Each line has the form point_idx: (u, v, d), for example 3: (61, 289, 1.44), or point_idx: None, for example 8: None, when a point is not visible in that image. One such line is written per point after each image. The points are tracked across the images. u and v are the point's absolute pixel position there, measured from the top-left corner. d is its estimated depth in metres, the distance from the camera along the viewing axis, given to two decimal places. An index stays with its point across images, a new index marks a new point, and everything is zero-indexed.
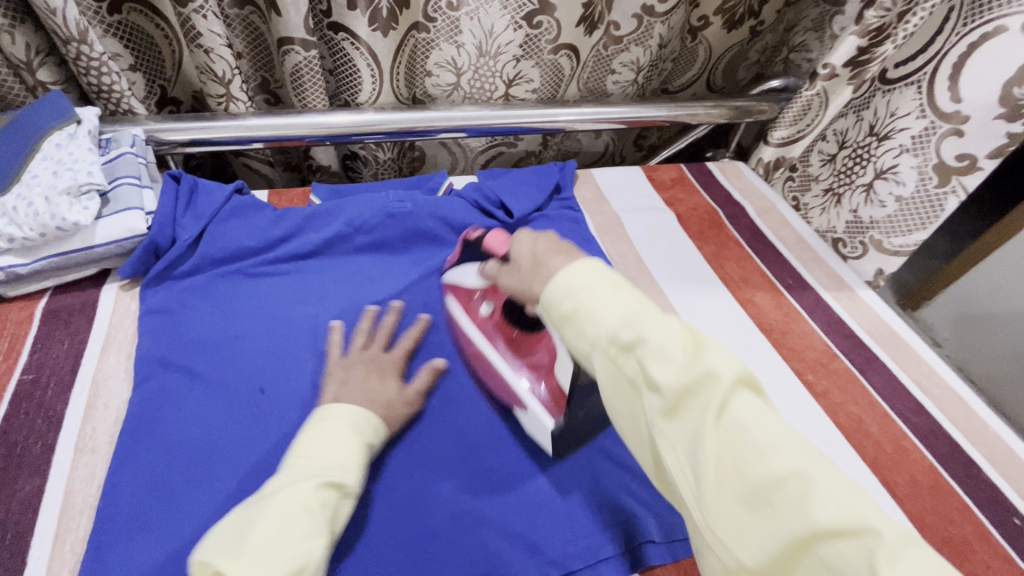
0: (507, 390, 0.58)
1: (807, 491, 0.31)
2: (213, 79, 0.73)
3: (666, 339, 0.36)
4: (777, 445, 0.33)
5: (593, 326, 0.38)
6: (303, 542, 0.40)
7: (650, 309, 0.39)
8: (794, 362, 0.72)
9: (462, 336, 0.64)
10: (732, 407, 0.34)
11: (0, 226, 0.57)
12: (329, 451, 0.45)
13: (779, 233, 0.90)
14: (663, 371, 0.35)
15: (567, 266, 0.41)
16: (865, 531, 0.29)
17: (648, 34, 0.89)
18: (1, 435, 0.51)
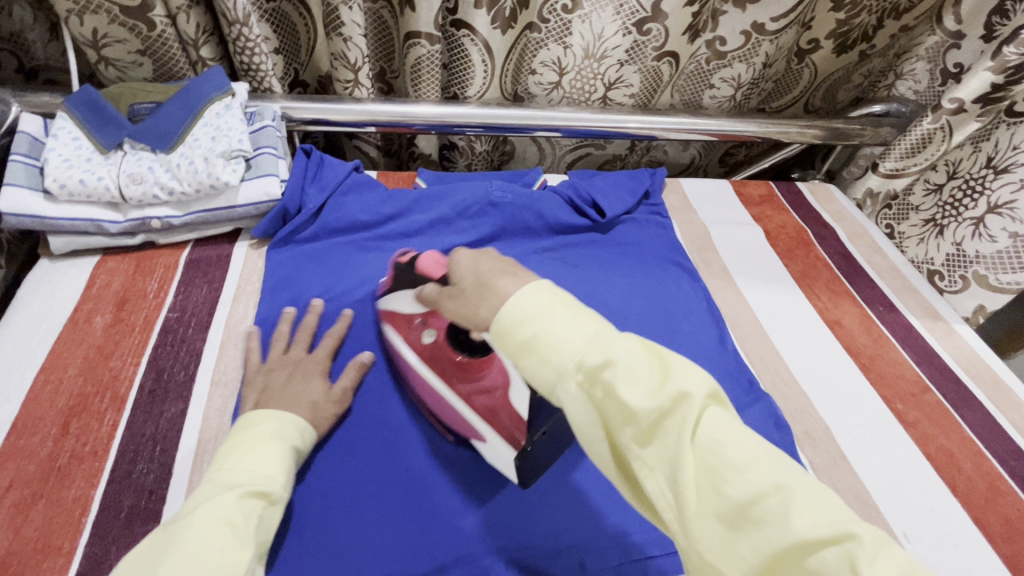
0: (460, 422, 0.55)
1: (786, 501, 0.30)
2: (344, 65, 0.79)
3: (635, 361, 0.34)
4: (754, 459, 0.32)
5: (558, 353, 0.34)
6: (230, 557, 0.36)
7: (613, 330, 0.36)
8: (881, 389, 0.71)
9: (404, 367, 0.59)
10: (704, 423, 0.33)
11: (164, 179, 0.65)
12: (257, 460, 0.44)
13: (870, 259, 0.88)
14: (637, 396, 0.33)
15: (521, 292, 0.37)
16: (846, 535, 0.29)
17: (754, 52, 0.89)
18: (153, 362, 0.59)
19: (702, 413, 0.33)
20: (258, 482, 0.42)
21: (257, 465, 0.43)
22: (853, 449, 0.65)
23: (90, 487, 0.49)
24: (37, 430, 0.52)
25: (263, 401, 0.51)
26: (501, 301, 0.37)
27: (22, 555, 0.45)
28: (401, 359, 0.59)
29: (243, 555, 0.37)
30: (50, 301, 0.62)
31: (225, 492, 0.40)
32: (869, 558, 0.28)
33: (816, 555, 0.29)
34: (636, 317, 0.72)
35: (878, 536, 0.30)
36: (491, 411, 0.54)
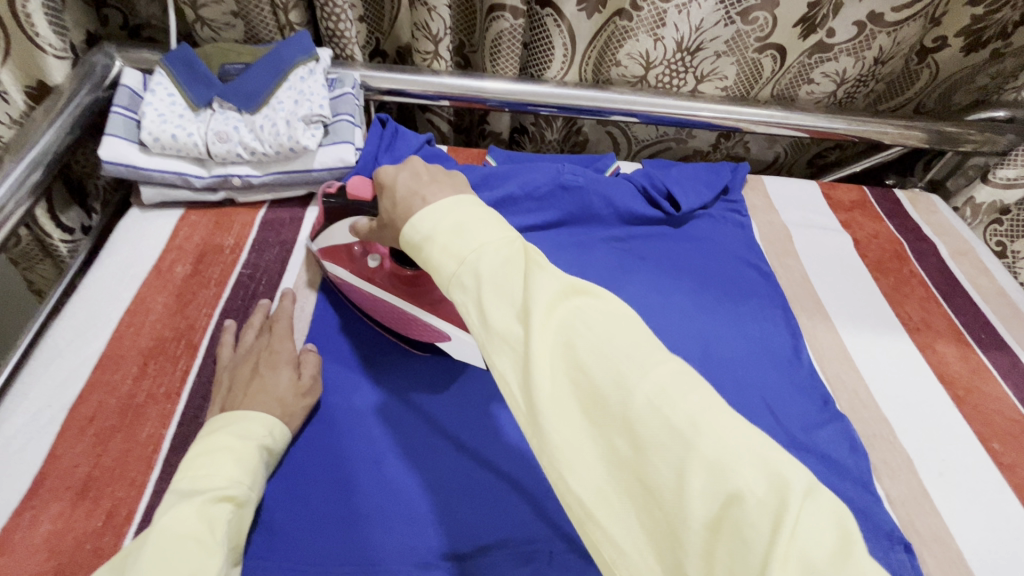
0: (423, 329, 0.57)
1: (628, 397, 0.29)
2: (426, 36, 0.78)
3: (495, 268, 0.33)
4: (603, 355, 0.30)
5: (437, 275, 0.35)
6: (200, 564, 0.37)
7: (489, 236, 0.34)
8: (975, 424, 0.64)
9: (356, 295, 0.61)
10: (559, 317, 0.31)
11: (247, 140, 0.66)
12: (217, 465, 0.43)
13: (975, 281, 0.80)
14: (489, 305, 0.32)
15: (427, 211, 0.36)
16: (682, 434, 0.27)
17: (866, 45, 0.81)
18: (225, 314, 0.61)
19: (552, 309, 0.31)
20: (223, 486, 0.42)
21: (221, 469, 0.43)
22: (938, 486, 0.59)
23: (162, 427, 0.52)
24: (119, 367, 0.55)
25: (229, 404, 0.50)
26: (410, 220, 0.37)
27: (100, 482, 0.48)
28: (351, 289, 0.61)
29: (211, 562, 0.38)
30: (138, 247, 0.66)
31: (189, 498, 0.40)
32: (701, 456, 0.27)
33: (650, 455, 0.28)
34: (703, 319, 0.68)
35: (730, 430, 0.28)
36: (452, 312, 0.56)
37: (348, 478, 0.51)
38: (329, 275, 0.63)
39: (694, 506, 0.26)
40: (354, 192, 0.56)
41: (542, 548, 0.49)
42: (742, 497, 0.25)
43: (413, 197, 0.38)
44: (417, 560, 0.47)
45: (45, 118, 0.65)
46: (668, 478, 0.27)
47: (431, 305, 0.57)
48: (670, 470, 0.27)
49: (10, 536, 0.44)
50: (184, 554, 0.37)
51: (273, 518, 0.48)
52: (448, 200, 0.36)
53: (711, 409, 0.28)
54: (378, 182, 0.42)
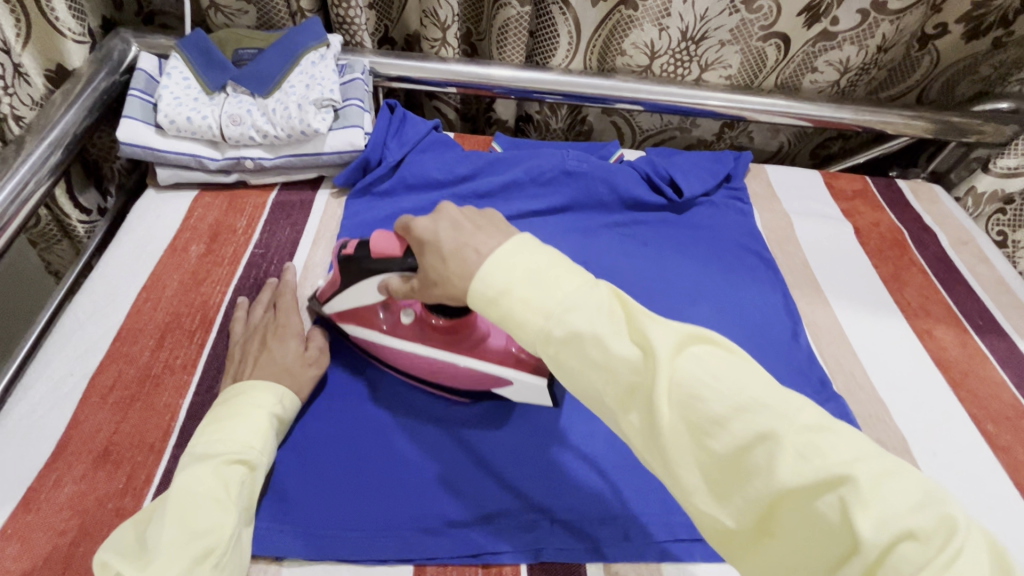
0: (477, 377, 0.54)
1: (774, 449, 0.31)
2: (434, 24, 0.80)
3: (601, 323, 0.35)
4: (739, 409, 0.32)
5: (524, 329, 0.37)
6: (217, 522, 0.41)
7: (580, 288, 0.36)
8: (971, 407, 0.65)
9: (396, 355, 0.56)
10: (679, 370, 0.33)
11: (259, 123, 0.68)
12: (233, 429, 0.46)
13: (974, 269, 0.80)
14: (611, 365, 0.35)
15: (489, 265, 0.38)
16: (841, 481, 0.29)
17: (869, 33, 0.82)
18: (237, 292, 0.63)
19: (673, 362, 0.33)
20: (237, 450, 0.45)
21: (235, 434, 0.46)
22: (932, 466, 0.60)
23: (178, 397, 0.54)
24: (137, 340, 0.57)
25: (240, 375, 0.52)
26: (475, 277, 0.38)
27: (121, 447, 0.50)
28: (388, 349, 0.56)
29: (228, 520, 0.41)
30: (153, 226, 0.68)
31: (205, 461, 0.43)
32: (864, 502, 0.29)
33: (809, 504, 0.30)
34: (703, 303, 0.70)
35: (881, 472, 0.30)
36: (501, 351, 0.53)
37: (356, 450, 0.53)
38: (354, 336, 0.58)
39: (859, 550, 0.28)
40: (379, 250, 0.49)
41: (544, 516, 0.51)
42: (906, 538, 0.28)
43: (464, 252, 0.39)
44: (422, 526, 0.49)
45: (65, 100, 0.67)
46: (831, 524, 0.29)
47: (479, 351, 0.53)
48: (827, 516, 0.30)
49: (36, 495, 0.47)
50: (204, 512, 0.41)
51: (284, 484, 0.50)
52: (513, 248, 0.38)
53: (852, 451, 0.31)
54: (417, 236, 0.43)
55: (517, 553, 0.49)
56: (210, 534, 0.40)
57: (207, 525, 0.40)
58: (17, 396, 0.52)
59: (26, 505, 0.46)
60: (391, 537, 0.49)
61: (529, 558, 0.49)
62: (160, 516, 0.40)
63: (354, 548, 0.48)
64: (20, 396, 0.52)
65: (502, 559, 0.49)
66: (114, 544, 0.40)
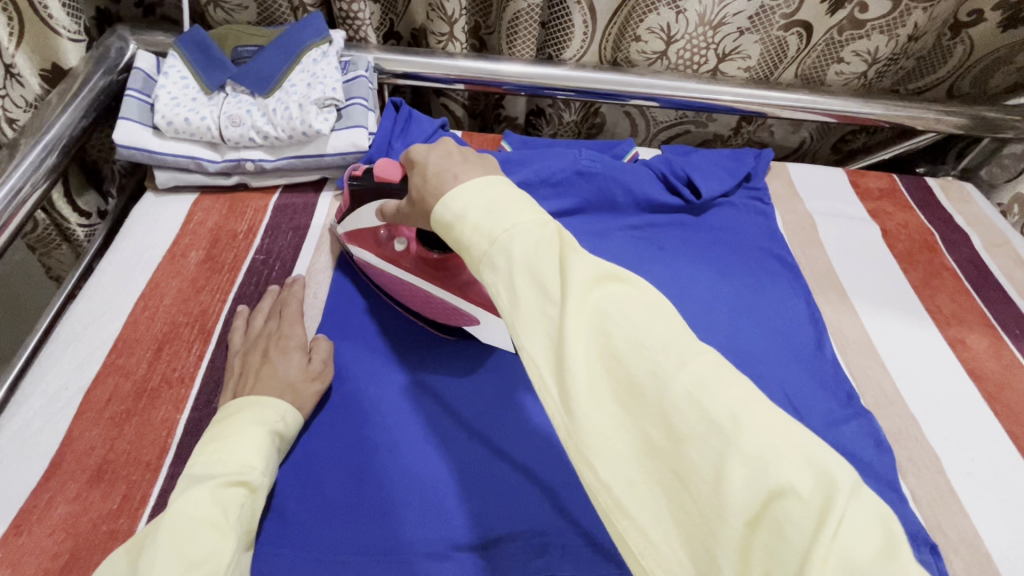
0: (451, 312, 0.57)
1: (664, 388, 0.28)
2: (441, 17, 0.76)
3: (529, 250, 0.32)
4: (641, 346, 0.30)
5: (465, 255, 0.35)
6: (213, 550, 0.38)
7: (521, 217, 0.34)
8: (1007, 422, 0.62)
9: (383, 279, 0.60)
10: (594, 299, 0.31)
11: (260, 124, 0.66)
12: (233, 449, 0.43)
13: (1010, 273, 0.76)
14: (521, 286, 0.32)
15: (462, 185, 0.36)
16: (724, 429, 0.27)
17: (900, 22, 0.77)
18: (238, 299, 0.61)
19: (587, 294, 0.31)
20: (236, 471, 0.43)
21: (233, 454, 0.43)
22: (966, 486, 0.57)
23: (176, 412, 0.52)
24: (133, 351, 0.55)
25: (240, 389, 0.50)
26: (441, 199, 0.37)
27: (115, 465, 0.48)
28: (378, 272, 0.60)
29: (225, 547, 0.39)
30: (152, 232, 0.65)
31: (202, 483, 0.41)
32: (742, 451, 0.26)
33: (685, 449, 0.27)
34: (722, 310, 0.66)
35: (774, 424, 0.27)
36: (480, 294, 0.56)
37: (358, 471, 0.51)
38: (356, 258, 0.63)
39: (732, 501, 0.26)
40: (381, 174, 0.53)
41: (554, 541, 0.48)
42: (785, 496, 0.25)
43: (445, 176, 0.38)
44: (428, 550, 0.47)
45: (60, 101, 0.65)
46: (705, 474, 0.27)
47: (458, 288, 0.55)
48: (707, 464, 0.27)
49: (27, 517, 0.45)
50: (200, 539, 0.38)
51: (285, 505, 0.48)
52: (476, 180, 0.36)
53: (749, 404, 0.28)
54: (411, 163, 0.42)
55: None
56: (209, 561, 0.37)
57: (204, 553, 0.38)
58: (11, 412, 0.51)
59: (18, 527, 0.44)
60: (394, 562, 0.46)
61: None
62: (153, 546, 0.37)
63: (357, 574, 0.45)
64: (14, 410, 0.51)
65: None
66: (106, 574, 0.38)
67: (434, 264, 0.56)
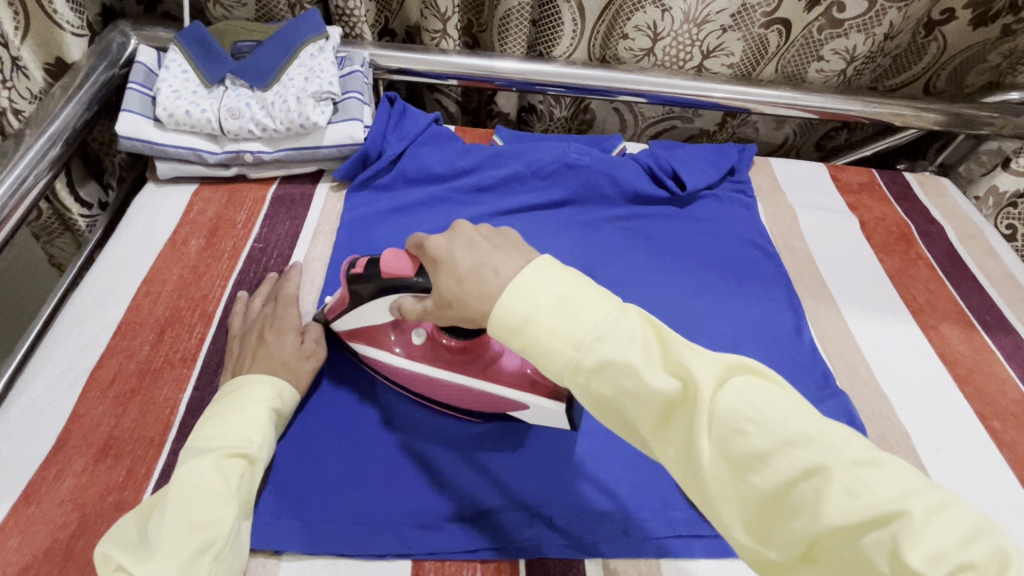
0: (493, 400, 0.52)
1: (819, 484, 0.30)
2: (434, 15, 0.79)
3: (638, 354, 0.34)
4: (783, 444, 0.31)
5: (553, 361, 0.36)
6: (216, 515, 0.41)
7: (613, 317, 0.35)
8: (975, 403, 0.65)
9: (402, 376, 0.55)
10: (719, 403, 0.32)
11: (259, 116, 0.68)
12: (232, 424, 0.46)
13: (982, 263, 0.79)
14: (649, 397, 0.34)
15: (512, 285, 0.36)
16: (890, 517, 0.29)
17: (876, 21, 0.80)
18: (237, 285, 0.63)
19: (713, 396, 0.32)
20: (237, 444, 0.45)
21: (233, 429, 0.45)
22: (935, 462, 0.59)
23: (178, 391, 0.54)
24: (136, 334, 0.57)
25: (240, 368, 0.52)
26: (498, 302, 0.37)
27: (121, 440, 0.50)
28: (399, 372, 0.55)
29: (227, 513, 0.41)
30: (152, 220, 0.67)
31: (204, 454, 0.43)
32: (914, 537, 0.28)
33: (857, 541, 0.30)
34: (704, 297, 0.69)
35: (932, 507, 0.29)
36: (516, 373, 0.51)
37: (356, 446, 0.53)
38: (365, 359, 0.57)
39: None
40: (389, 270, 0.47)
41: (542, 512, 0.51)
42: (962, 570, 0.28)
43: (482, 271, 0.38)
44: (422, 521, 0.49)
45: (64, 94, 0.67)
46: (882, 564, 0.29)
47: (491, 372, 0.51)
48: (880, 551, 0.29)
49: (36, 488, 0.47)
50: (204, 505, 0.41)
51: (283, 478, 0.50)
52: (538, 274, 0.36)
53: (901, 485, 0.30)
54: (431, 257, 0.42)
55: (516, 549, 0.49)
56: (210, 527, 0.40)
57: (208, 517, 0.41)
58: (18, 390, 0.52)
59: (27, 498, 0.46)
60: (388, 533, 0.48)
61: (528, 554, 0.49)
62: (161, 508, 0.40)
63: (352, 544, 0.48)
64: (22, 389, 0.53)
65: (499, 555, 0.49)
66: (114, 537, 0.40)
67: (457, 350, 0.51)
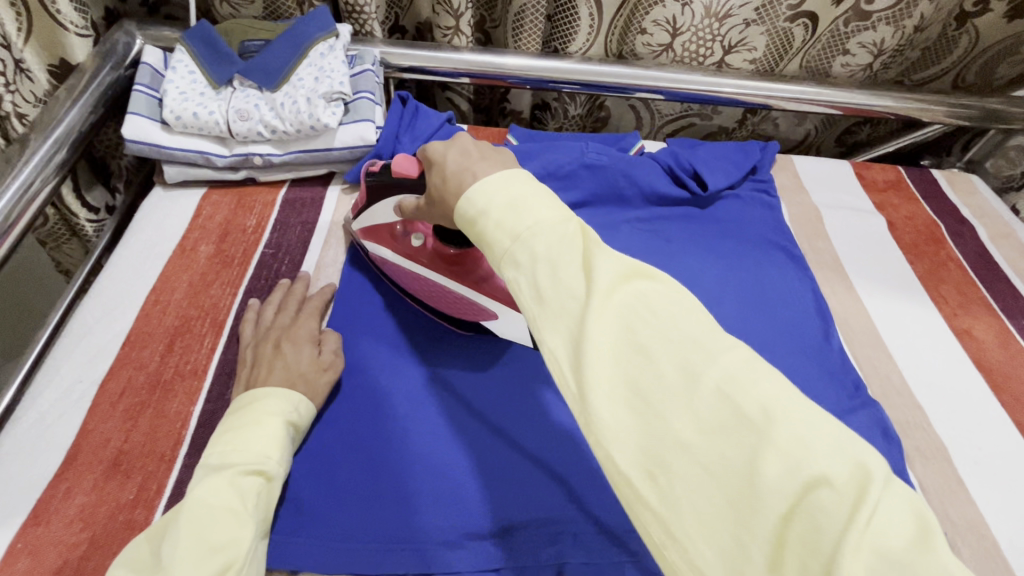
0: (473, 308, 0.57)
1: (692, 382, 0.28)
2: (446, 10, 0.76)
3: (554, 245, 0.31)
4: (667, 337, 0.29)
5: (488, 249, 0.34)
6: (234, 536, 0.39)
7: (546, 213, 0.33)
8: (1014, 412, 0.62)
9: (399, 275, 0.60)
10: (617, 294, 0.30)
11: (269, 118, 0.66)
12: (246, 440, 0.44)
13: (1015, 264, 0.76)
14: (545, 283, 0.31)
15: (486, 180, 0.35)
16: (757, 423, 0.26)
17: (906, 13, 0.77)
18: (248, 292, 0.61)
19: (612, 290, 0.30)
20: (253, 461, 0.43)
21: (248, 445, 0.44)
22: (973, 475, 0.57)
23: (189, 404, 0.52)
24: (146, 345, 0.56)
25: (253, 381, 0.50)
26: (463, 196, 0.35)
27: (131, 456, 0.49)
28: (396, 268, 0.60)
29: (244, 533, 0.40)
30: (161, 227, 0.66)
31: (219, 473, 0.42)
32: (776, 446, 0.25)
33: (717, 446, 0.26)
34: (728, 302, 0.67)
35: (810, 424, 0.26)
36: (499, 288, 0.56)
37: (373, 460, 0.51)
38: (372, 254, 0.62)
39: (768, 490, 0.25)
40: (398, 170, 0.51)
41: (566, 530, 0.49)
42: (819, 486, 0.24)
43: (464, 175, 0.37)
44: (444, 538, 0.48)
45: (69, 97, 0.65)
46: (733, 468, 0.26)
47: (477, 284, 0.56)
48: (739, 457, 0.26)
49: (45, 508, 0.45)
50: (220, 525, 0.39)
51: (299, 494, 0.48)
52: (506, 175, 0.35)
53: (782, 396, 0.27)
54: (428, 160, 0.41)
55: (541, 568, 0.47)
56: (230, 546, 0.39)
57: (225, 539, 0.39)
58: (25, 405, 0.51)
59: (36, 518, 0.45)
60: (407, 550, 0.47)
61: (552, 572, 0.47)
62: (177, 529, 0.39)
63: (371, 563, 0.46)
64: (29, 403, 0.51)
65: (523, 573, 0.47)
66: (127, 562, 0.39)
67: (452, 260, 0.56)
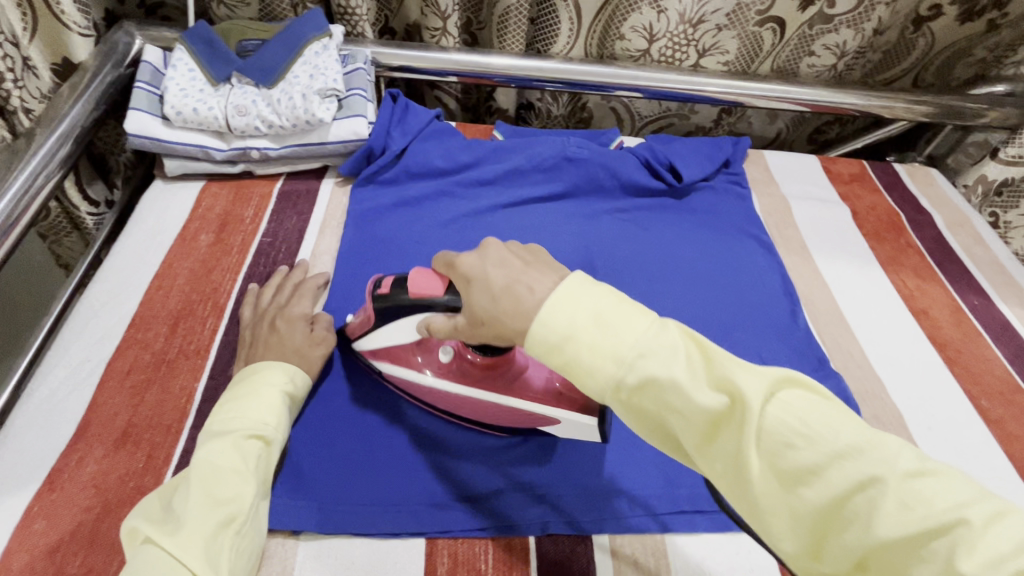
0: (520, 414, 0.52)
1: (870, 498, 0.30)
2: (434, 13, 0.81)
3: (679, 369, 0.34)
4: (833, 456, 0.31)
5: (596, 377, 0.35)
6: (237, 491, 0.42)
7: (654, 334, 0.35)
8: (965, 383, 0.67)
9: (427, 394, 0.55)
10: (766, 417, 0.33)
11: (265, 113, 0.69)
12: (247, 407, 0.47)
13: (970, 249, 0.82)
14: (691, 412, 0.34)
15: (551, 299, 0.36)
16: (945, 527, 0.29)
17: (865, 16, 0.83)
18: (247, 277, 0.64)
19: (761, 411, 0.33)
20: (253, 426, 0.46)
21: (249, 412, 0.47)
22: (928, 439, 0.61)
23: (194, 380, 0.55)
24: (150, 327, 0.58)
25: (252, 357, 0.53)
26: (535, 318, 0.36)
27: (139, 428, 0.51)
28: (424, 389, 0.54)
29: (246, 490, 0.43)
30: (162, 216, 0.69)
31: (222, 436, 0.45)
32: (971, 546, 0.28)
33: (915, 550, 0.29)
34: (701, 285, 0.71)
35: (983, 514, 0.29)
36: (543, 387, 0.52)
37: (370, 431, 0.55)
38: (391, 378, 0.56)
39: None
40: (420, 290, 0.47)
41: (550, 491, 0.52)
42: None
43: (517, 289, 0.38)
44: (432, 499, 0.51)
45: (72, 93, 0.68)
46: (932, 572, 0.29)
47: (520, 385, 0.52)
48: (935, 560, 0.29)
49: (59, 475, 0.48)
50: (224, 481, 0.42)
51: (299, 461, 0.52)
52: (575, 289, 0.36)
53: (943, 487, 0.30)
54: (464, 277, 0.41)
55: (527, 525, 0.51)
56: (232, 502, 0.42)
57: (230, 494, 0.42)
58: (36, 381, 0.54)
59: (51, 484, 0.48)
60: (402, 511, 0.50)
61: (537, 530, 0.51)
62: (185, 487, 0.42)
63: (368, 523, 0.49)
64: (40, 380, 0.54)
65: (511, 531, 0.50)
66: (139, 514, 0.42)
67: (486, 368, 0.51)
